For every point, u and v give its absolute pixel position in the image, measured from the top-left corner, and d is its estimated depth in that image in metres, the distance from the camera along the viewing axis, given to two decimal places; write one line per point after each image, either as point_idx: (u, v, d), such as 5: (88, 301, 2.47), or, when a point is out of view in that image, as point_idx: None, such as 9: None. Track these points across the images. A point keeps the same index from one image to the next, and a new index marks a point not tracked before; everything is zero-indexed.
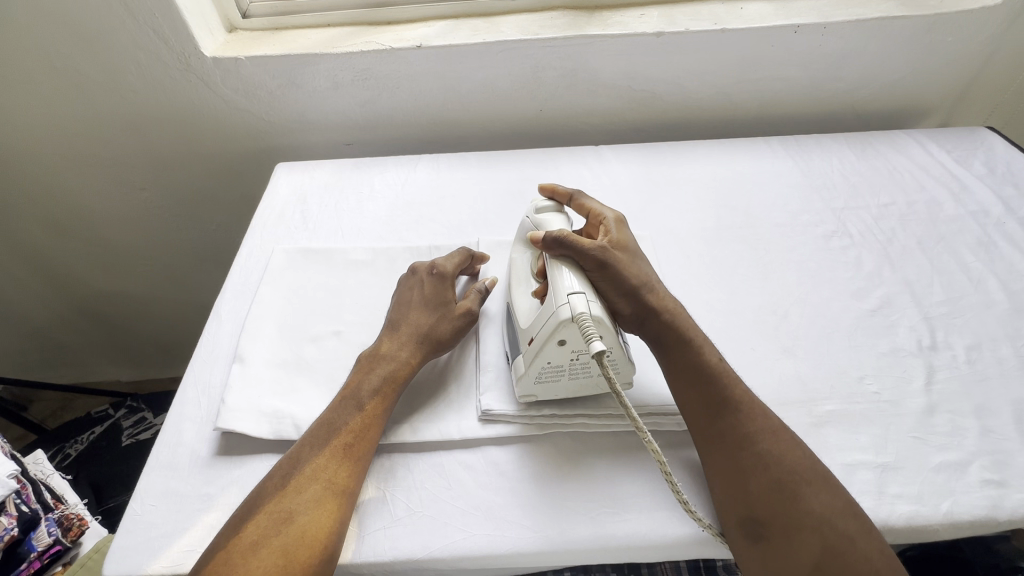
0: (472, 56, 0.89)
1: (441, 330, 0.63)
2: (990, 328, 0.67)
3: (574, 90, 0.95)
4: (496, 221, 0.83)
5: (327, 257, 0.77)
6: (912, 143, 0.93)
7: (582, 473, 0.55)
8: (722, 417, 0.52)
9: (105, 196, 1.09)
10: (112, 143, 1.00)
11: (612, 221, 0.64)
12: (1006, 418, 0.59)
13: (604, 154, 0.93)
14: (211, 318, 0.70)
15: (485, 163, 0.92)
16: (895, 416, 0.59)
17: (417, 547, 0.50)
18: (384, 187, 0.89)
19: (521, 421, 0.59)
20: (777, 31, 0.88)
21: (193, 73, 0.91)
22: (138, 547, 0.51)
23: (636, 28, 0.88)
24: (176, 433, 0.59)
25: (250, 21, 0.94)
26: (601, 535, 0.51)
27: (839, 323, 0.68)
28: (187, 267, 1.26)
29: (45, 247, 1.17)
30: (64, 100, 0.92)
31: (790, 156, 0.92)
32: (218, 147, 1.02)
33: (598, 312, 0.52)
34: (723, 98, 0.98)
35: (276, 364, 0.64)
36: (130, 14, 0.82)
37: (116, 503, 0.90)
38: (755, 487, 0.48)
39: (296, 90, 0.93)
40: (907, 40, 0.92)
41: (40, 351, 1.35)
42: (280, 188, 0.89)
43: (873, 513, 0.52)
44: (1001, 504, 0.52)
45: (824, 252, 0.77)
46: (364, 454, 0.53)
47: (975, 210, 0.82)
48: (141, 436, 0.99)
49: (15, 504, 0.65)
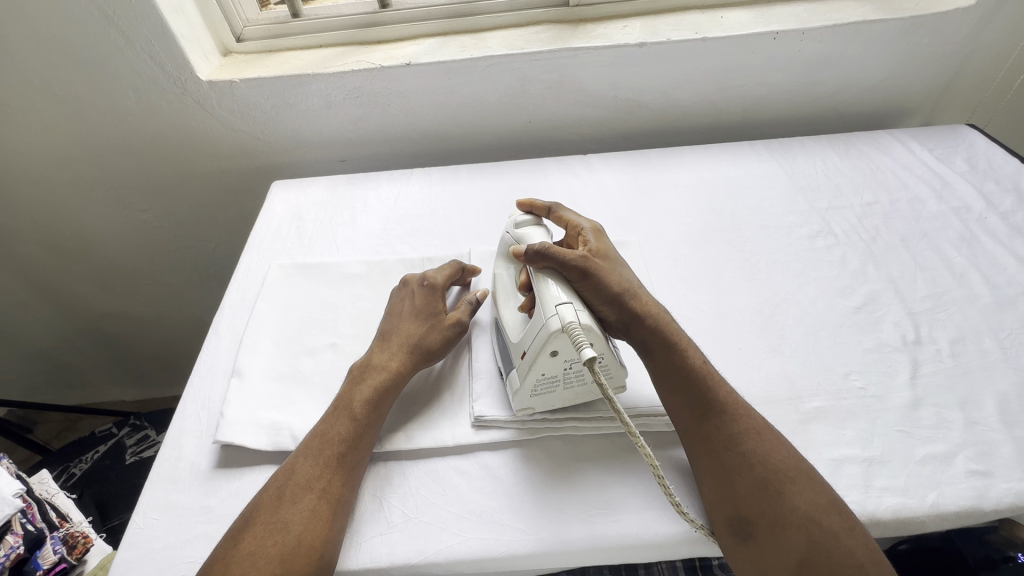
0: (461, 72, 0.91)
1: (432, 339, 0.64)
2: (973, 321, 0.69)
3: (562, 100, 0.97)
4: (488, 230, 0.85)
5: (322, 271, 0.78)
6: (895, 142, 0.95)
7: (573, 476, 0.56)
8: (707, 419, 0.53)
9: (106, 218, 1.11)
10: (112, 167, 1.03)
11: (590, 231, 0.66)
12: (991, 410, 0.60)
13: (592, 162, 0.95)
14: (210, 333, 0.72)
15: (476, 175, 0.94)
16: (882, 411, 0.60)
17: (414, 552, 0.51)
18: (377, 202, 0.91)
19: (514, 426, 0.60)
20: (757, 38, 0.91)
21: (189, 98, 0.93)
22: (141, 559, 0.52)
23: (620, 40, 0.90)
24: (176, 447, 0.61)
25: (244, 44, 0.96)
26: (593, 536, 0.52)
27: (825, 321, 0.69)
28: (188, 286, 1.28)
29: (46, 270, 1.19)
30: (64, 126, 0.95)
31: (774, 158, 0.94)
32: (214, 167, 1.05)
33: (586, 320, 0.53)
34: (708, 104, 1.00)
35: (274, 377, 0.66)
36: (128, 42, 0.85)
37: (119, 521, 0.91)
38: (741, 487, 0.49)
39: (290, 110, 0.95)
40: (884, 43, 0.94)
41: (45, 373, 1.37)
42: (277, 205, 0.91)
43: (860, 506, 0.53)
44: (986, 494, 0.53)
45: (809, 252, 0.78)
46: (358, 464, 0.55)
47: (957, 207, 0.83)
48: (144, 453, 1.00)
49: (21, 523, 0.67)
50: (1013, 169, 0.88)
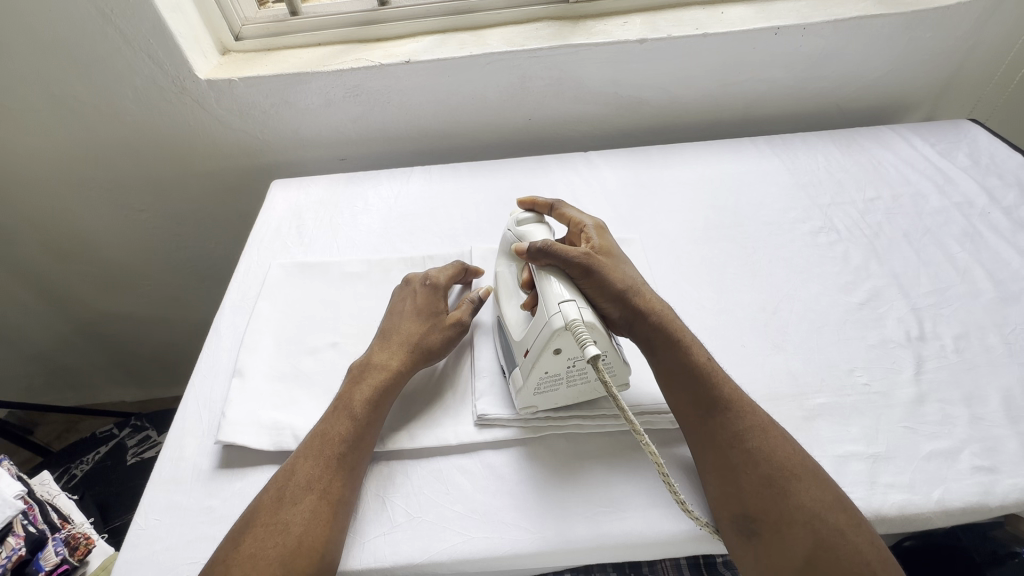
0: (460, 69, 0.91)
1: (433, 338, 0.64)
2: (978, 317, 0.68)
3: (563, 98, 0.97)
4: (488, 228, 0.85)
5: (323, 270, 0.78)
6: (897, 137, 0.95)
7: (577, 474, 0.56)
8: (713, 417, 0.53)
9: (105, 218, 1.11)
10: (111, 167, 1.02)
11: (592, 228, 0.65)
12: (995, 405, 0.60)
13: (593, 159, 0.94)
14: (211, 333, 0.72)
15: (477, 173, 0.94)
16: (886, 407, 0.60)
17: (417, 552, 0.51)
18: (378, 201, 0.90)
19: (517, 425, 0.59)
20: (758, 33, 0.90)
21: (188, 97, 0.93)
22: (143, 560, 0.52)
23: (621, 36, 0.90)
24: (178, 448, 0.60)
25: (243, 43, 0.95)
26: (598, 534, 0.52)
27: (827, 318, 0.69)
28: (187, 286, 1.28)
29: (46, 271, 1.18)
30: (63, 127, 0.95)
31: (775, 154, 0.93)
32: (215, 167, 1.04)
33: (590, 317, 0.53)
34: (709, 101, 1.00)
35: (275, 377, 0.65)
36: (126, 41, 0.84)
37: (121, 522, 0.90)
38: (746, 485, 0.49)
39: (289, 109, 0.95)
40: (887, 38, 0.93)
41: (45, 374, 1.37)
42: (276, 205, 0.91)
43: (866, 503, 0.52)
44: (993, 489, 0.53)
45: (812, 248, 0.78)
46: (359, 464, 0.54)
47: (960, 202, 0.83)
48: (146, 454, 1.00)
49: (22, 525, 0.66)
50: (1015, 164, 0.88)
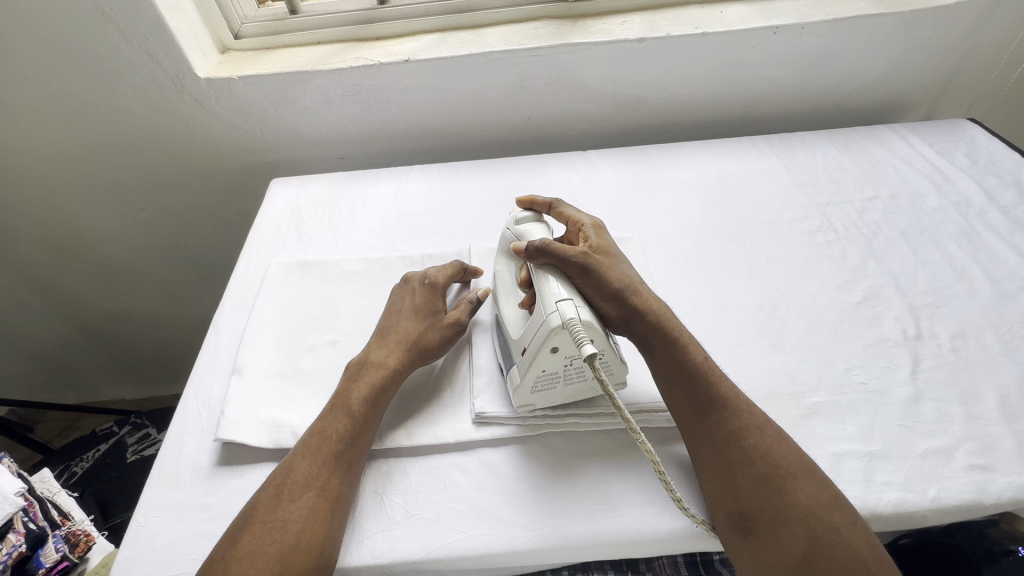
0: (460, 68, 0.91)
1: (431, 337, 0.64)
2: (974, 317, 0.68)
3: (562, 96, 0.97)
4: (487, 227, 0.85)
5: (322, 268, 0.78)
6: (895, 136, 0.95)
7: (575, 471, 0.56)
8: (709, 415, 0.53)
9: (105, 216, 1.11)
10: (111, 166, 1.02)
11: (590, 227, 0.66)
12: (991, 403, 0.60)
13: (592, 158, 0.94)
14: (210, 331, 0.72)
15: (476, 172, 0.94)
16: (882, 405, 0.60)
17: (415, 549, 0.51)
18: (377, 199, 0.90)
19: (515, 423, 0.60)
20: (756, 32, 0.90)
21: (187, 96, 0.93)
22: (143, 556, 0.52)
23: (620, 35, 0.90)
24: (177, 445, 0.60)
25: (242, 41, 0.96)
26: (595, 532, 0.52)
27: (825, 317, 0.69)
28: (187, 284, 1.28)
29: (46, 269, 1.19)
30: (63, 125, 0.95)
31: (774, 153, 0.93)
32: (214, 166, 1.05)
33: (587, 316, 0.53)
34: (709, 100, 1.00)
35: (274, 375, 0.65)
36: (126, 40, 0.85)
37: (120, 519, 0.91)
38: (742, 482, 0.49)
39: (289, 107, 0.95)
40: (886, 38, 0.93)
41: (45, 372, 1.37)
42: (276, 203, 0.91)
43: (861, 501, 0.53)
44: (988, 487, 0.53)
45: (810, 247, 0.78)
46: (357, 462, 0.55)
47: (958, 202, 0.83)
48: (146, 452, 1.00)
49: (22, 522, 0.66)
50: (1013, 163, 0.88)
